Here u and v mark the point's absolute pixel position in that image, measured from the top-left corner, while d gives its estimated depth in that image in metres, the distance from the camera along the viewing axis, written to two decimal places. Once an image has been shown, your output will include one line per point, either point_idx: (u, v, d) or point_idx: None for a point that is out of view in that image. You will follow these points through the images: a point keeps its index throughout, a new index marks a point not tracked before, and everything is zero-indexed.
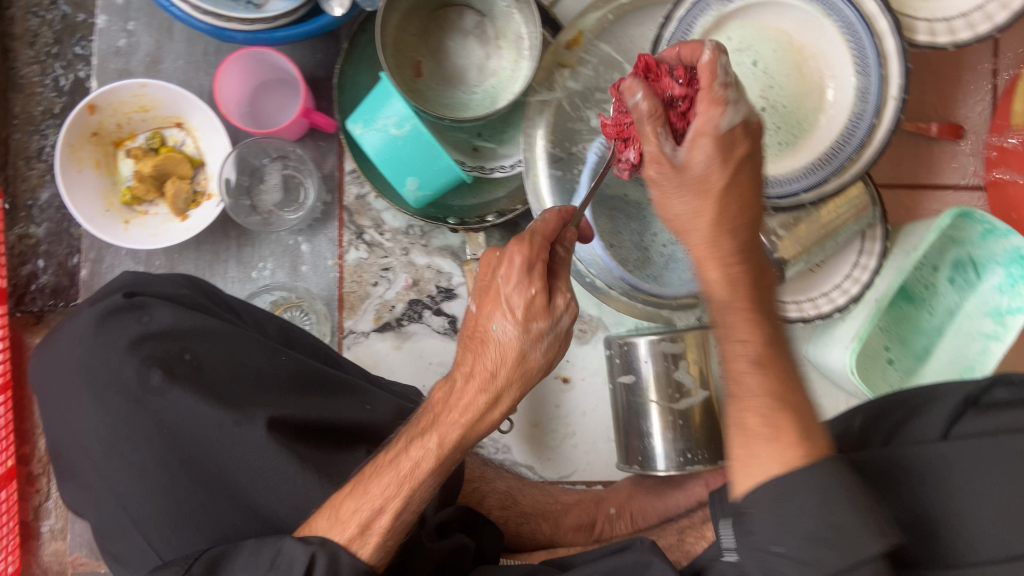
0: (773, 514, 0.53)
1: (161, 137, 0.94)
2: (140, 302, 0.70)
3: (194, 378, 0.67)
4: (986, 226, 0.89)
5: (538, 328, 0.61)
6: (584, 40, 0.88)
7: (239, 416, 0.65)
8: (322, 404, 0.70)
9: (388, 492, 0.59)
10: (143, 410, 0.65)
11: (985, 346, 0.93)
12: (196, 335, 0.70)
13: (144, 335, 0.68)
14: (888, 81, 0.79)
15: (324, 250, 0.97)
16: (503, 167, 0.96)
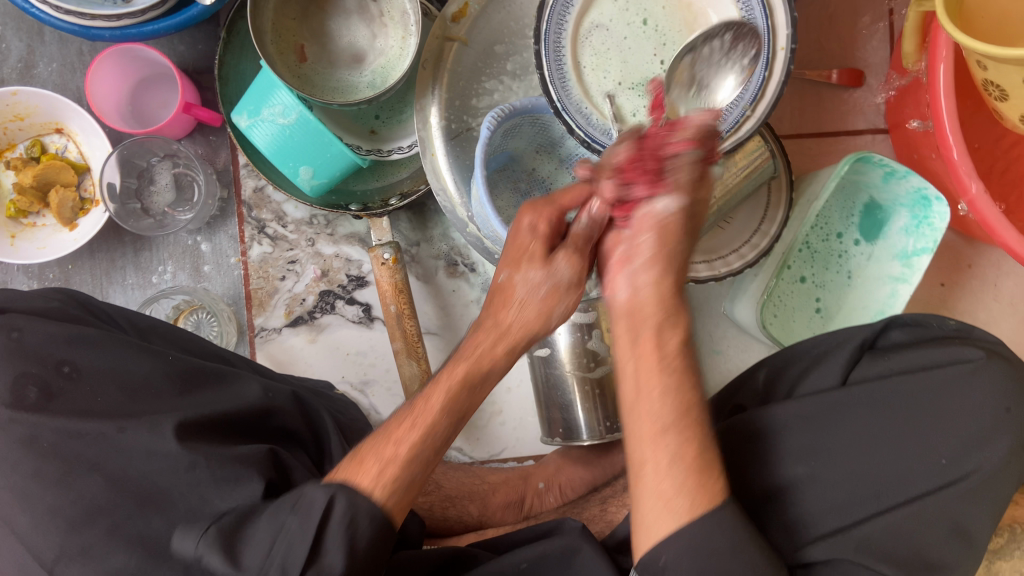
0: (686, 557, 0.53)
1: (41, 145, 0.90)
2: (10, 320, 0.66)
3: (71, 393, 0.64)
4: (886, 169, 0.89)
5: (537, 278, 0.61)
6: (470, 12, 0.86)
7: (120, 424, 0.62)
8: (211, 398, 0.68)
9: (405, 440, 0.59)
10: (20, 428, 0.61)
11: (893, 290, 0.93)
12: (73, 344, 0.66)
13: (14, 350, 0.64)
14: (775, 32, 0.79)
15: (226, 247, 0.94)
16: (401, 147, 0.93)
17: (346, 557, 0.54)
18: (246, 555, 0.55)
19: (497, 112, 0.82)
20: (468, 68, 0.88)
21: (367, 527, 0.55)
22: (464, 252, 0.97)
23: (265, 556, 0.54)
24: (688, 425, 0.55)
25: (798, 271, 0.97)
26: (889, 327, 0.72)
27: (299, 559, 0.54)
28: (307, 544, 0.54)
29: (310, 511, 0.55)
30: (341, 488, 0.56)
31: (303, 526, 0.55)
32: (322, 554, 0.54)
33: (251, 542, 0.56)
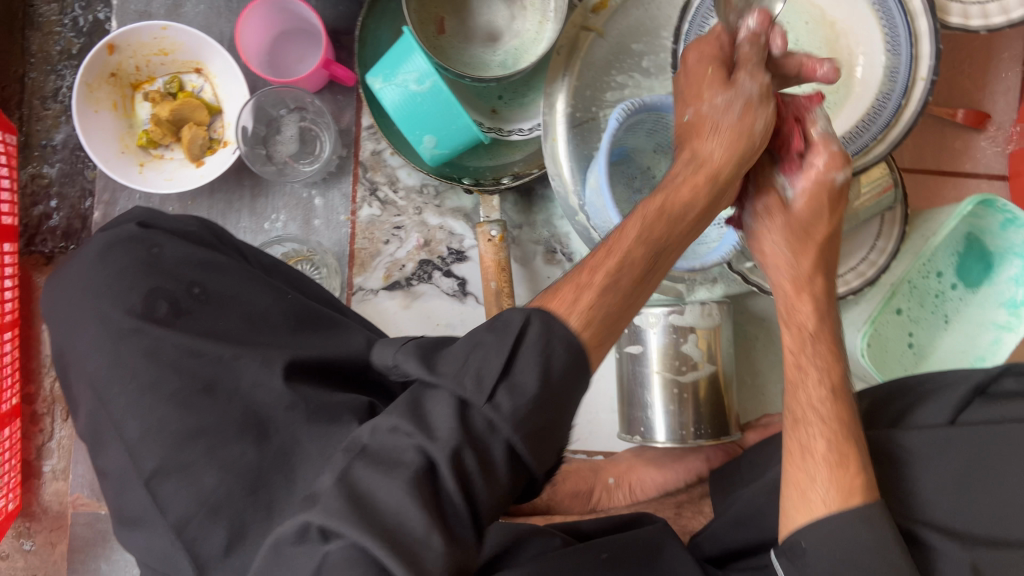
0: (824, 539, 0.58)
1: (179, 82, 0.93)
2: (151, 236, 0.70)
3: (197, 313, 0.66)
4: (1008, 216, 0.88)
5: (723, 100, 0.62)
6: (611, 4, 0.87)
7: (236, 350, 0.63)
8: (323, 342, 0.68)
9: (602, 271, 0.55)
10: (147, 341, 0.63)
11: (997, 336, 0.92)
12: (206, 268, 0.69)
13: (152, 265, 0.67)
14: (917, 61, 0.79)
15: (338, 205, 0.96)
16: (521, 130, 0.95)
17: (541, 375, 0.47)
18: (443, 364, 0.48)
19: (626, 104, 0.82)
20: (600, 59, 0.89)
21: (563, 354, 0.48)
22: (565, 241, 0.98)
23: (460, 368, 0.47)
24: (830, 424, 0.63)
25: (901, 305, 0.94)
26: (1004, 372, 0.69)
27: (496, 369, 0.46)
28: (502, 358, 0.47)
29: (506, 329, 0.48)
30: (539, 312, 0.49)
31: (500, 344, 0.48)
32: (519, 369, 0.46)
33: (452, 352, 0.49)
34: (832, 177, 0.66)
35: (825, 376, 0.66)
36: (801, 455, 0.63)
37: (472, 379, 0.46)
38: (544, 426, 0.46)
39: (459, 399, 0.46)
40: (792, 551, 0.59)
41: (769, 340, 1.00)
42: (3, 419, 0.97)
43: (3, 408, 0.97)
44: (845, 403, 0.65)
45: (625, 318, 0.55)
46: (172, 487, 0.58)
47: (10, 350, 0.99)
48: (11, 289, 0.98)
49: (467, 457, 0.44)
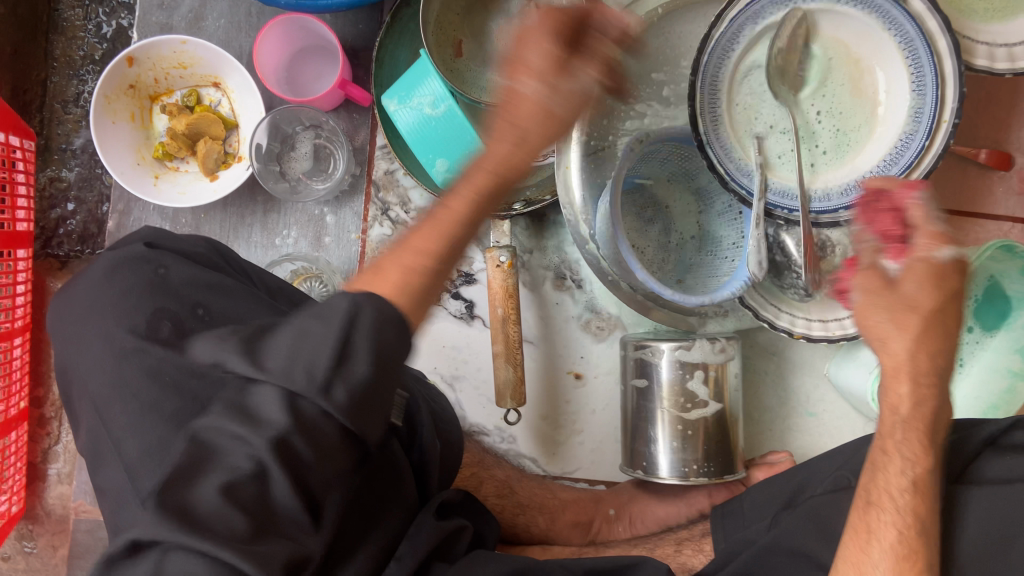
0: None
1: (197, 96, 0.94)
2: (158, 255, 0.69)
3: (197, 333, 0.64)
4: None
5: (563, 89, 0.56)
6: None
7: None
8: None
9: (437, 251, 0.54)
10: (148, 359, 0.61)
11: (1011, 385, 0.91)
12: (211, 290, 0.68)
13: (157, 283, 0.67)
14: (942, 104, 0.77)
15: (349, 223, 0.96)
16: (536, 155, 0.94)
17: (372, 359, 0.46)
18: (268, 358, 0.45)
19: (637, 137, 0.82)
20: None
21: (393, 336, 0.47)
22: (575, 267, 0.97)
23: (285, 363, 0.45)
24: (908, 513, 0.60)
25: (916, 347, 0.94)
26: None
27: (326, 364, 0.44)
28: (330, 347, 0.45)
29: (331, 317, 0.46)
30: (366, 299, 0.47)
31: (323, 327, 0.46)
32: (350, 358, 0.45)
33: (274, 337, 0.46)
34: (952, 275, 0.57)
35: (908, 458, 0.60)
36: (867, 538, 0.60)
37: (304, 373, 0.44)
38: (365, 397, 0.46)
39: (296, 395, 0.44)
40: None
41: (779, 376, 0.99)
42: (11, 423, 0.98)
43: (10, 412, 0.98)
44: (923, 485, 0.60)
45: (434, 297, 0.54)
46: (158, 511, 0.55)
47: (20, 354, 1.00)
48: (24, 293, 0.99)
49: (295, 443, 0.44)
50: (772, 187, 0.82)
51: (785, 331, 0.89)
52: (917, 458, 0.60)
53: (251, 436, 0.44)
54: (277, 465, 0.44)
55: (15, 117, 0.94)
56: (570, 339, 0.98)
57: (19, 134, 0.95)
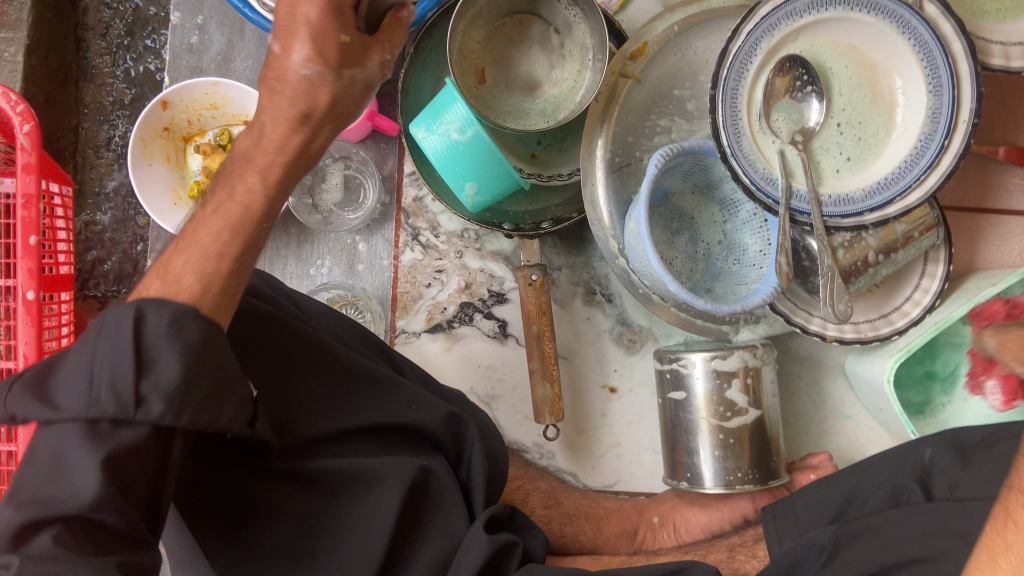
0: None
1: (229, 134, 0.96)
2: None
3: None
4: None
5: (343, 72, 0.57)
6: (649, 51, 0.88)
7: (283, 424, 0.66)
8: (366, 403, 0.71)
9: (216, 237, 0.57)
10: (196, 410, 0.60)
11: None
12: (258, 321, 0.69)
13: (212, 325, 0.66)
14: (958, 104, 0.79)
15: (381, 248, 0.98)
16: (562, 174, 0.95)
17: (182, 361, 0.50)
18: (59, 389, 0.50)
19: (666, 150, 0.82)
20: (638, 105, 0.90)
21: (190, 325, 0.52)
22: (604, 282, 0.99)
23: (84, 391, 0.49)
24: None
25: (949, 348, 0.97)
26: None
27: (129, 367, 0.49)
28: (128, 359, 0.49)
29: (117, 330, 0.50)
30: (152, 302, 0.52)
31: (114, 343, 0.50)
32: (150, 364, 0.50)
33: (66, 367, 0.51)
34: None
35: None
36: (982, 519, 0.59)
37: (106, 389, 0.49)
38: (211, 388, 0.52)
39: (112, 417, 0.49)
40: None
41: (812, 380, 1.00)
42: None
43: None
44: None
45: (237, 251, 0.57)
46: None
47: None
48: (67, 334, 1.02)
49: (128, 433, 0.50)
50: (794, 194, 0.83)
51: (818, 335, 0.90)
52: None
53: (119, 442, 0.49)
54: (113, 473, 0.49)
55: (54, 164, 0.97)
56: (602, 352, 1.00)
57: (58, 181, 0.98)
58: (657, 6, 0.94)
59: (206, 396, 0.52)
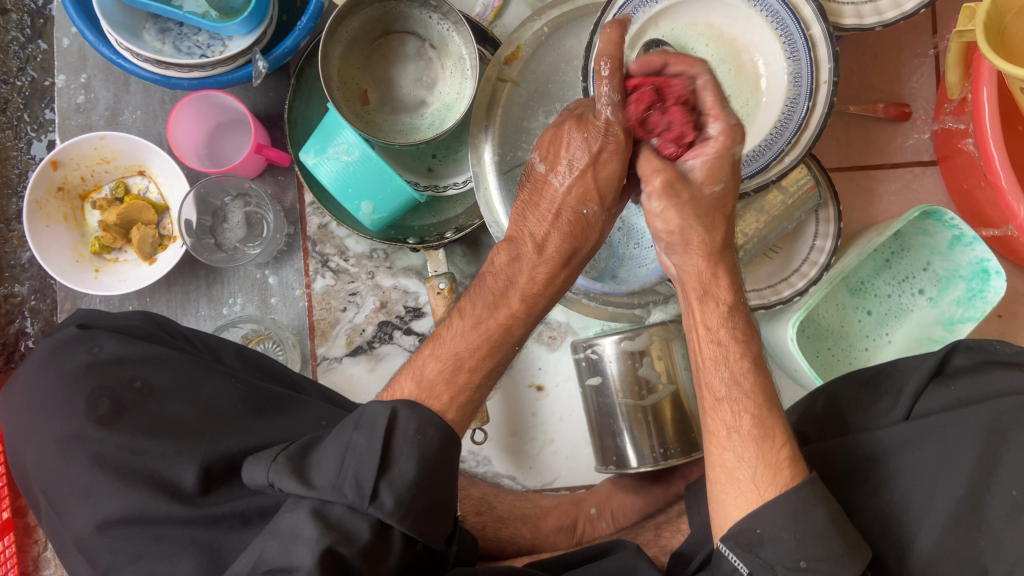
0: (782, 524, 0.60)
1: (125, 186, 0.97)
2: (91, 332, 0.71)
3: (141, 407, 0.67)
4: (954, 232, 0.91)
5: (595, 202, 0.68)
6: (522, 54, 0.90)
7: (180, 447, 0.65)
8: (280, 427, 0.70)
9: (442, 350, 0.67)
10: (89, 445, 0.65)
11: (931, 336, 0.96)
12: (144, 361, 0.69)
13: (92, 365, 0.69)
14: (817, 66, 0.82)
15: (292, 280, 0.99)
16: (456, 183, 0.98)
17: (417, 464, 0.58)
18: (317, 476, 0.58)
19: None
20: (520, 107, 0.93)
21: (433, 435, 0.60)
22: None
23: (337, 476, 0.57)
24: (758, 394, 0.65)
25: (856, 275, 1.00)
26: (953, 352, 0.72)
27: (371, 469, 0.57)
28: (375, 458, 0.57)
29: (373, 428, 0.59)
30: (402, 405, 0.61)
31: (371, 441, 0.59)
32: (395, 463, 0.58)
33: (320, 462, 0.59)
34: (737, 146, 0.60)
35: (717, 330, 0.66)
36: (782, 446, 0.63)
37: (353, 485, 0.57)
38: (431, 502, 0.59)
39: (351, 504, 0.56)
40: (746, 539, 0.61)
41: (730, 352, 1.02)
42: None
43: None
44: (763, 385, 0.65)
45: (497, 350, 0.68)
46: None
47: None
48: None
49: (361, 531, 0.56)
50: None
51: None
52: (733, 335, 0.66)
53: (349, 542, 0.55)
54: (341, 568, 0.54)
55: None
56: (526, 352, 1.00)
57: None
58: (528, 10, 0.97)
59: (428, 506, 0.58)
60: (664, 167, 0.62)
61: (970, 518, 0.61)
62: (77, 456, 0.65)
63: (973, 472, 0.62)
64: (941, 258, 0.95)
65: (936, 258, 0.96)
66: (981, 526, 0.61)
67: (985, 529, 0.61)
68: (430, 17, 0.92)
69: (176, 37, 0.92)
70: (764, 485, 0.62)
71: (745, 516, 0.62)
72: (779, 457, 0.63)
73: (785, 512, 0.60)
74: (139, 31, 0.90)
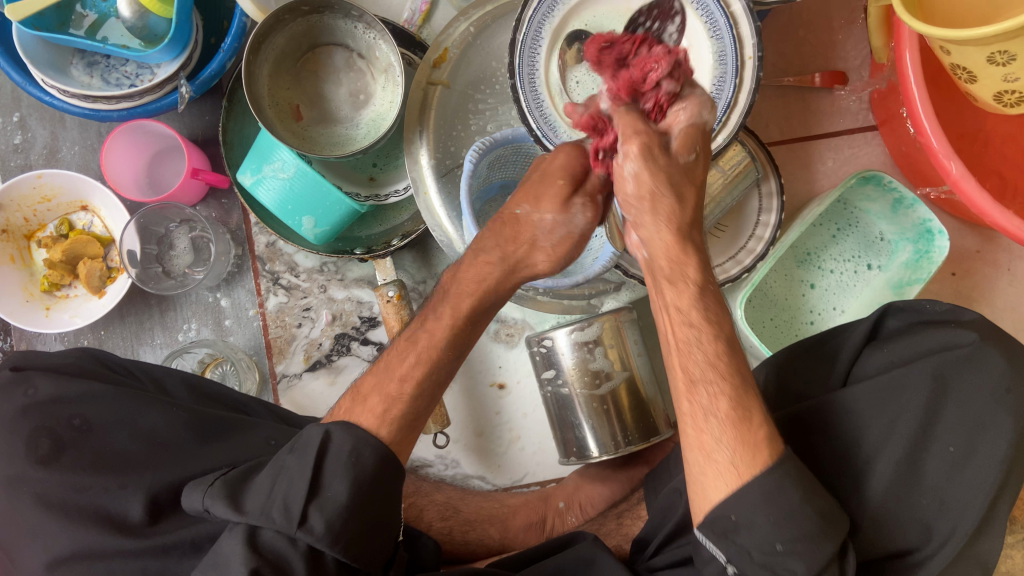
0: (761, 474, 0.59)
1: (69, 223, 0.97)
2: (25, 374, 0.71)
3: (81, 443, 0.67)
4: (895, 196, 0.91)
5: (552, 217, 0.63)
6: (450, 56, 0.91)
7: (124, 480, 0.65)
8: (229, 449, 0.71)
9: None
10: (33, 485, 0.65)
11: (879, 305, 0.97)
12: (82, 398, 0.69)
13: (29, 407, 0.68)
14: (741, 42, 0.81)
15: (244, 301, 0.99)
16: (398, 190, 0.98)
17: (351, 488, 0.59)
18: (248, 502, 0.59)
19: (479, 145, 0.82)
20: (452, 108, 0.93)
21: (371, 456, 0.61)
22: None
23: (266, 500, 0.59)
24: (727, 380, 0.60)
25: (805, 244, 1.00)
26: (886, 314, 0.73)
27: (298, 497, 0.58)
28: (305, 481, 0.59)
29: (307, 449, 0.60)
30: (336, 424, 0.62)
31: (302, 463, 0.60)
32: (324, 488, 0.59)
33: (253, 488, 0.60)
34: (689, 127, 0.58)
35: (690, 311, 0.61)
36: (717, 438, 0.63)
37: (281, 510, 0.58)
38: (363, 526, 0.59)
39: (280, 531, 0.58)
40: (721, 526, 0.59)
41: None
42: None
43: None
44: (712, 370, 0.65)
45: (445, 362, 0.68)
46: None
47: None
48: None
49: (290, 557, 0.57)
50: None
51: None
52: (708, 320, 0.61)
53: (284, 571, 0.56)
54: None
55: None
56: (485, 351, 1.00)
57: None
58: (455, 11, 0.97)
59: (359, 529, 0.59)
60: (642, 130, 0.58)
61: (909, 476, 0.62)
62: (24, 497, 0.65)
63: (914, 434, 0.63)
64: (887, 224, 0.96)
65: (882, 224, 0.97)
66: (922, 485, 0.62)
67: (924, 487, 0.62)
68: (356, 27, 0.91)
69: (104, 69, 0.92)
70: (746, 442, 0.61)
71: (726, 497, 0.59)
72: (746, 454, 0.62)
73: None
74: (66, 67, 0.90)
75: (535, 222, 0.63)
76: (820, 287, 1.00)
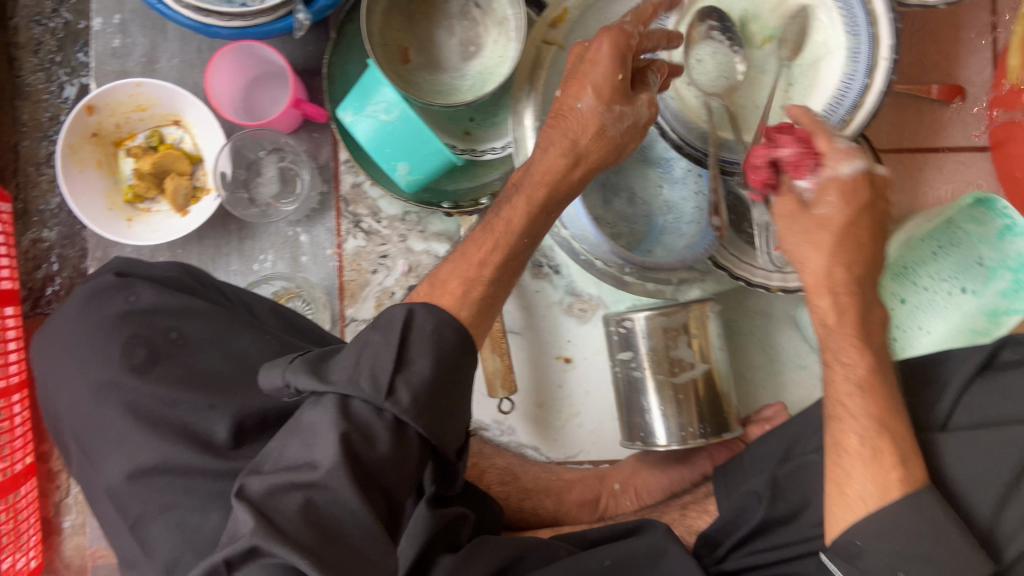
0: (877, 535, 0.61)
1: (160, 136, 0.96)
2: (127, 282, 0.71)
3: (174, 357, 0.67)
4: (1007, 221, 0.89)
5: (620, 111, 0.70)
6: (569, 17, 0.87)
7: (212, 401, 0.64)
8: None
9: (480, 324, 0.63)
10: (124, 393, 0.64)
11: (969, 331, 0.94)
12: (179, 313, 0.70)
13: (129, 313, 0.69)
14: (877, 41, 0.75)
15: (323, 239, 0.98)
16: (495, 149, 0.96)
17: (434, 363, 0.56)
18: (332, 372, 0.55)
19: None
20: None
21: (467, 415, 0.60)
22: (550, 254, 0.98)
23: (352, 369, 0.55)
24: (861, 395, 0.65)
25: (902, 258, 0.96)
26: (1003, 345, 0.68)
27: (386, 373, 0.55)
28: (393, 352, 0.55)
29: (390, 326, 0.57)
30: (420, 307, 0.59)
31: (388, 339, 0.57)
32: (410, 362, 0.56)
33: (338, 358, 0.56)
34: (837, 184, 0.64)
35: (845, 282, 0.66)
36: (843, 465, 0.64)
37: (370, 380, 0.54)
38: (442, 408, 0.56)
39: (369, 402, 0.54)
40: (845, 551, 0.62)
41: (764, 335, 0.97)
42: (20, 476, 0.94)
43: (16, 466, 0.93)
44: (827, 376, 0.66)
45: None
46: (159, 529, 0.59)
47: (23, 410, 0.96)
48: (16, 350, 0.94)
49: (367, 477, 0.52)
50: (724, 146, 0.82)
51: (762, 286, 0.85)
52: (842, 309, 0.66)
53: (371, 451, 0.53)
54: (356, 459, 0.52)
55: None
56: (555, 324, 0.99)
57: None
58: None
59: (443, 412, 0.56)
60: (789, 196, 0.66)
61: None
62: (114, 405, 0.64)
63: None
64: (990, 249, 0.92)
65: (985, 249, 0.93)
66: None
67: None
68: None
69: None
70: (872, 501, 0.62)
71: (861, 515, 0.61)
72: (886, 480, 0.62)
73: (873, 532, 0.61)
74: None
75: (601, 117, 0.70)
76: (910, 303, 0.97)
